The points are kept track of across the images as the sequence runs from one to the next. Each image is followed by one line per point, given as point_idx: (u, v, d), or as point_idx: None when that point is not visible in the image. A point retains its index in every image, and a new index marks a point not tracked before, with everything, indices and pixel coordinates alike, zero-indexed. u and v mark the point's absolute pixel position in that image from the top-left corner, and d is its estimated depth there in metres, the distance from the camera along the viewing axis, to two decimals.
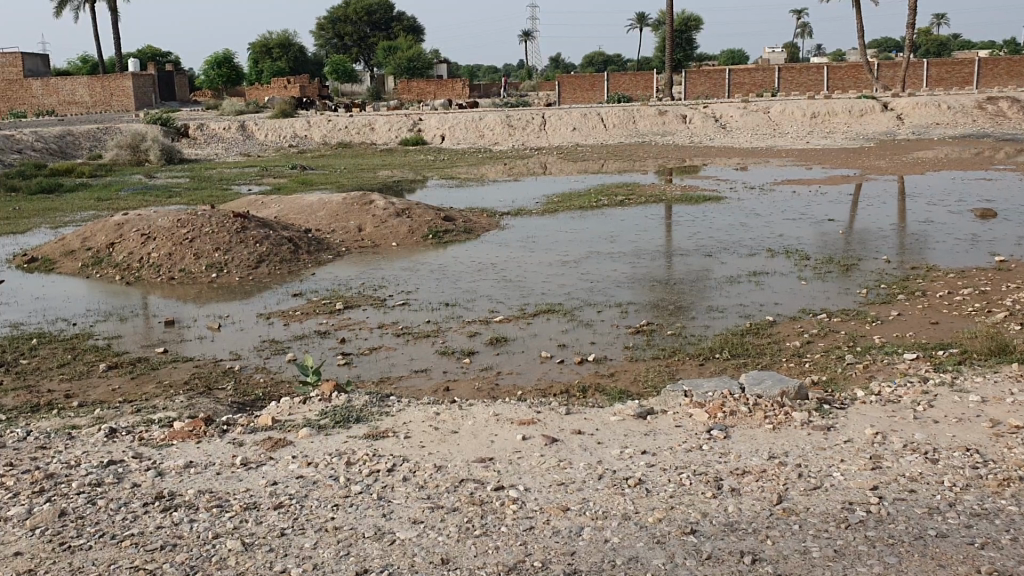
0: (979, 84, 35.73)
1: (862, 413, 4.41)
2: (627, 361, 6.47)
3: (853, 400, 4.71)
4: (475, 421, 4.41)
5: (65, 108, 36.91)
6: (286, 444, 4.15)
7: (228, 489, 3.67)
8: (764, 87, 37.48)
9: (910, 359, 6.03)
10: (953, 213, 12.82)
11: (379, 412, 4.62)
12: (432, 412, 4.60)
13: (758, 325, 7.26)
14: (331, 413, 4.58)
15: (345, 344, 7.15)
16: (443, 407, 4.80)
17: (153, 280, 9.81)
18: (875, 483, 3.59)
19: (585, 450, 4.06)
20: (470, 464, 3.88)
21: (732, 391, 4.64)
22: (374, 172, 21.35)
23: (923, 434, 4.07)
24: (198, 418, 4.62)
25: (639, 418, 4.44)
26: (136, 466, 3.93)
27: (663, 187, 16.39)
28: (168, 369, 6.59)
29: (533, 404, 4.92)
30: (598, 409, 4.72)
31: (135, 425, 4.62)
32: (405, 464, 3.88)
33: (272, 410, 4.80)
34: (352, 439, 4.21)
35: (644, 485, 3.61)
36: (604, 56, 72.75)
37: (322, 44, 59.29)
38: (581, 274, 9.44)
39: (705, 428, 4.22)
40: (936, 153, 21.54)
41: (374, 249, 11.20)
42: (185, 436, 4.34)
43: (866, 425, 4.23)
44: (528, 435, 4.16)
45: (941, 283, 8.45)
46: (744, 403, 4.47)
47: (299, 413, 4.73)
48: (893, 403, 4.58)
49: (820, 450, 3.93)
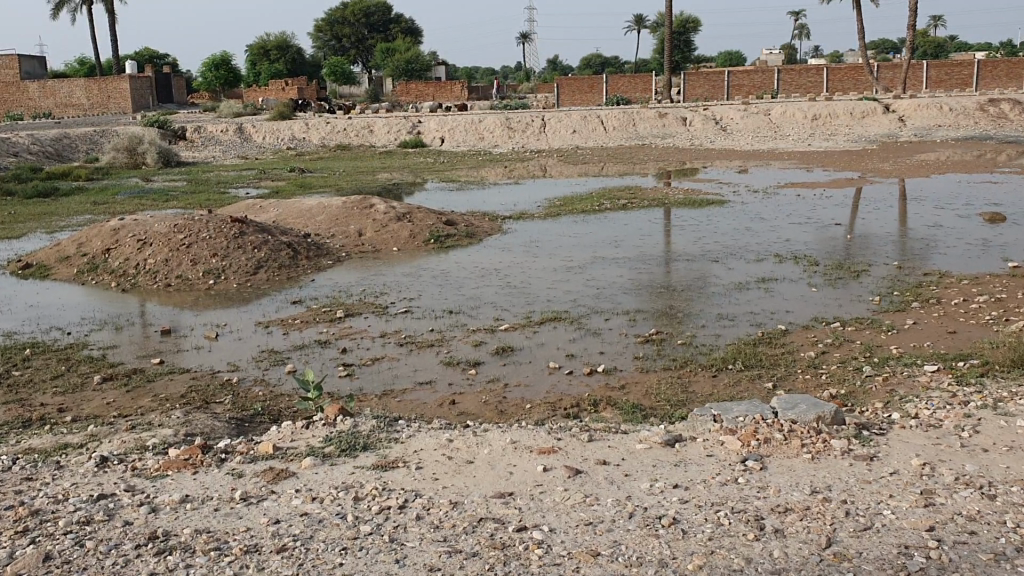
0: (979, 85, 35.64)
1: (905, 440, 4.22)
2: (638, 372, 6.28)
3: (891, 424, 4.52)
4: (491, 449, 4.22)
5: (63, 110, 36.71)
6: (289, 476, 3.96)
7: (227, 528, 3.47)
8: (762, 88, 37.25)
9: (931, 370, 5.85)
10: (961, 217, 12.65)
11: (387, 438, 4.42)
12: (443, 438, 4.41)
13: (771, 334, 7.07)
14: (336, 439, 4.38)
15: (347, 354, 6.96)
16: (455, 431, 4.61)
17: (150, 287, 9.62)
18: (931, 523, 3.39)
19: (611, 483, 3.86)
20: (489, 500, 3.69)
21: (763, 416, 4.48)
22: (374, 174, 21.18)
23: (974, 465, 3.87)
24: (195, 444, 4.42)
25: (667, 446, 4.25)
26: (127, 501, 3.73)
27: (665, 190, 16.23)
28: (165, 382, 6.40)
29: (550, 426, 4.73)
30: (621, 434, 4.52)
31: (128, 450, 4.42)
32: (418, 500, 3.69)
33: (273, 434, 4.60)
34: (360, 470, 4.02)
35: (678, 525, 3.42)
36: (602, 57, 72.61)
37: (320, 46, 59.14)
38: (586, 280, 9.25)
39: (739, 458, 4.03)
40: (938, 155, 21.41)
41: (375, 254, 11.01)
42: (180, 465, 4.14)
43: (912, 454, 4.04)
44: (549, 466, 3.97)
45: (956, 290, 8.27)
46: (778, 430, 4.28)
47: (302, 436, 4.53)
48: (935, 429, 4.38)
49: (865, 485, 3.74)
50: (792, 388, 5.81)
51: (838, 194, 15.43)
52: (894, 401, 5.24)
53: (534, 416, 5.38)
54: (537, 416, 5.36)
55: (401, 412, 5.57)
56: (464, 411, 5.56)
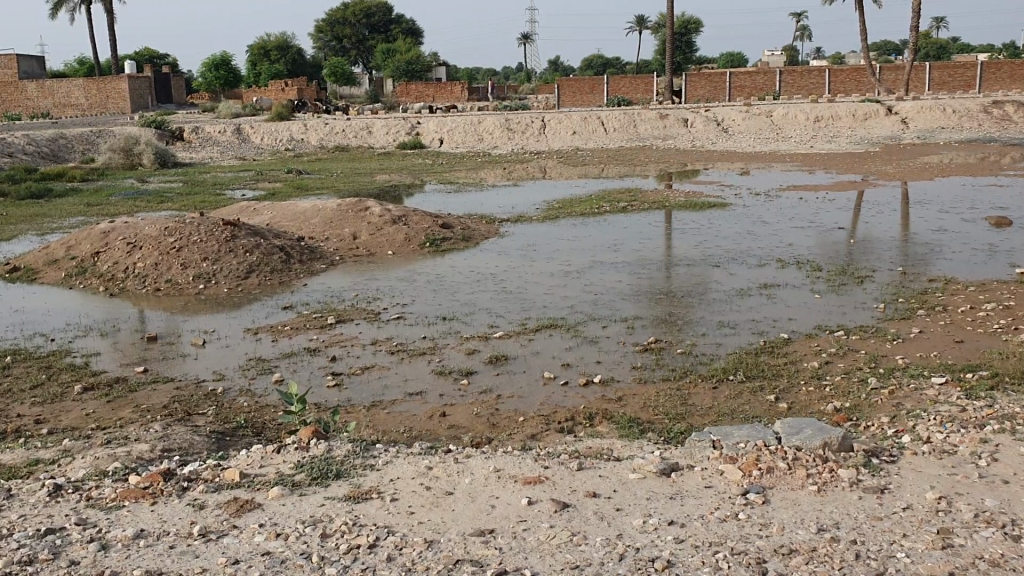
0: (982, 87, 35.44)
1: (917, 470, 4.02)
2: (636, 383, 6.07)
3: (901, 449, 4.31)
4: (473, 479, 4.02)
5: (61, 110, 36.54)
6: (253, 509, 3.76)
7: (180, 570, 3.27)
8: (764, 89, 36.97)
9: (939, 383, 5.64)
10: (966, 221, 12.46)
11: (362, 465, 4.21)
12: (424, 465, 4.20)
13: (773, 343, 6.87)
14: (307, 466, 4.17)
15: (336, 362, 6.76)
16: (439, 456, 4.40)
17: (139, 291, 9.42)
18: (949, 568, 3.19)
19: (602, 518, 3.66)
20: (469, 539, 3.49)
21: (767, 442, 4.27)
22: (372, 176, 20.99)
23: (993, 500, 3.68)
24: (158, 469, 4.21)
25: (662, 475, 4.05)
26: (77, 536, 3.52)
27: (666, 193, 16.02)
28: (146, 392, 6.20)
29: (540, 450, 4.52)
30: (616, 459, 4.32)
31: (87, 474, 4.21)
32: (393, 537, 3.48)
33: (243, 458, 4.40)
34: (330, 502, 3.81)
35: (673, 569, 3.22)
36: (603, 58, 72.41)
37: (321, 47, 59.03)
38: (584, 285, 9.06)
39: (740, 490, 3.82)
40: (943, 158, 21.19)
41: (369, 258, 10.81)
42: (139, 494, 3.93)
43: (924, 487, 3.84)
44: (535, 500, 3.77)
45: (963, 297, 8.08)
46: (781, 459, 4.09)
47: (273, 461, 4.32)
48: (949, 456, 4.18)
49: (876, 522, 3.53)
50: (796, 401, 5.61)
51: (841, 198, 15.22)
52: (902, 417, 5.04)
53: (528, 430, 5.16)
54: (531, 430, 5.14)
55: (391, 424, 5.38)
56: (456, 424, 5.36)
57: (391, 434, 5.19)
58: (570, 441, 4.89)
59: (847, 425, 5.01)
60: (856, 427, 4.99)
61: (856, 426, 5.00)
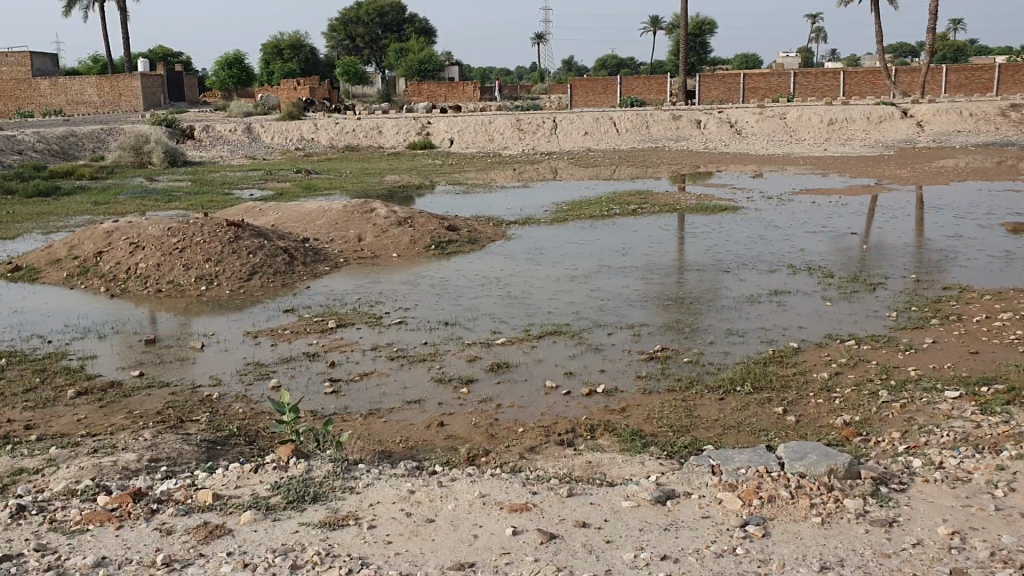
0: (999, 90, 35.07)
1: (930, 502, 3.84)
2: (640, 393, 5.92)
3: (913, 476, 4.13)
4: (459, 506, 3.87)
5: (74, 108, 36.60)
6: (223, 535, 3.61)
7: None
8: (779, 91, 36.66)
9: (952, 397, 5.45)
10: (983, 227, 12.25)
11: (342, 488, 4.06)
12: (407, 489, 4.05)
13: (782, 353, 6.71)
14: (285, 488, 4.01)
15: (334, 368, 6.63)
16: (428, 477, 4.25)
17: (140, 292, 9.32)
18: None
19: (593, 551, 3.51)
20: (449, 572, 3.34)
21: (769, 468, 4.15)
22: (380, 176, 20.89)
23: (1010, 537, 3.51)
24: (130, 488, 4.06)
25: (659, 503, 3.89)
26: (34, 564, 3.38)
27: (677, 195, 15.83)
28: (140, 398, 6.08)
29: (535, 473, 4.37)
30: (613, 485, 4.16)
31: (57, 490, 4.07)
32: (367, 569, 3.34)
33: (220, 474, 4.24)
34: (304, 529, 3.66)
35: None
36: (617, 58, 72.18)
37: (334, 46, 59.03)
38: (591, 290, 8.90)
39: (739, 522, 3.67)
40: (959, 162, 20.92)
41: (374, 260, 10.69)
42: (106, 516, 3.78)
43: (936, 520, 3.67)
44: (521, 530, 3.62)
45: (978, 306, 7.89)
46: (784, 488, 3.93)
47: (251, 480, 4.16)
48: (965, 485, 4.00)
49: (883, 560, 3.37)
50: (804, 414, 5.44)
51: (855, 202, 15.01)
52: (914, 432, 4.87)
53: (527, 441, 5.02)
54: (530, 442, 5.00)
55: (387, 434, 5.24)
56: (454, 435, 5.22)
57: (386, 444, 5.05)
58: (570, 454, 4.75)
59: (858, 444, 4.82)
60: (866, 443, 4.82)
61: (866, 442, 4.84)
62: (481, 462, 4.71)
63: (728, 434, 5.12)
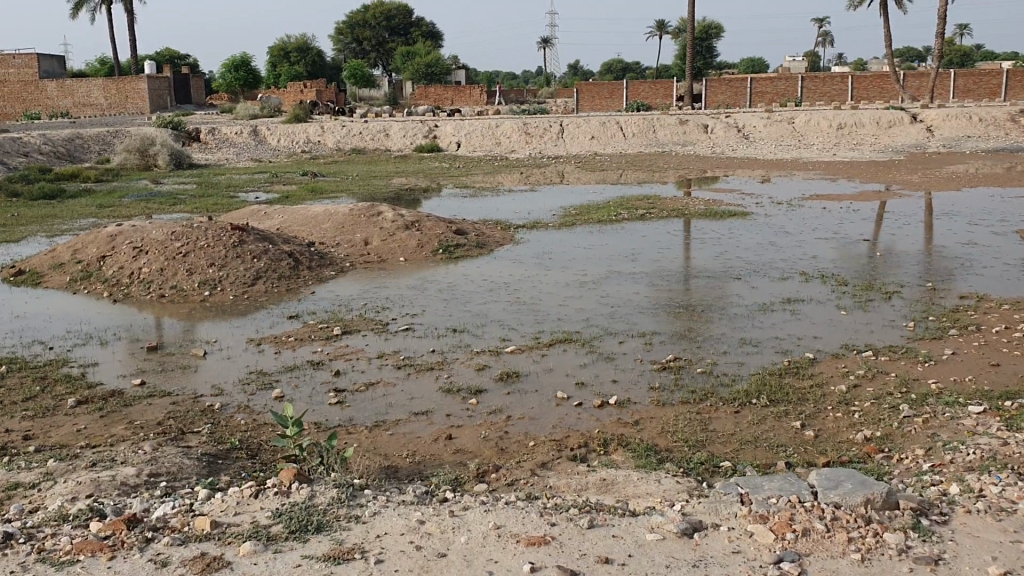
0: (1008, 95, 34.87)
1: (974, 535, 3.64)
2: (653, 406, 5.76)
3: (955, 506, 3.91)
4: (475, 538, 3.70)
5: (80, 110, 36.57)
6: (223, 568, 3.44)
7: None
8: (786, 95, 36.47)
9: (977, 413, 5.28)
10: (997, 234, 12.07)
11: (347, 517, 3.85)
12: (417, 518, 3.86)
13: (797, 364, 6.54)
14: (286, 517, 3.81)
15: (339, 377, 6.49)
16: (442, 502, 4.10)
17: (143, 297, 9.19)
18: None
19: None
20: None
21: (801, 497, 3.97)
22: (387, 179, 20.77)
23: None
24: (127, 511, 3.90)
25: (686, 535, 3.72)
26: None
27: (685, 200, 15.65)
28: (140, 408, 5.94)
29: (555, 496, 4.24)
30: (637, 512, 3.97)
31: (50, 512, 3.91)
32: None
33: (220, 497, 4.06)
34: (307, 562, 3.47)
35: None
36: (623, 62, 72.05)
37: (341, 48, 59.04)
38: (600, 297, 8.75)
39: (773, 558, 3.49)
40: (969, 168, 20.72)
41: (380, 265, 10.54)
42: (101, 544, 3.61)
43: (982, 556, 3.47)
44: (541, 565, 3.45)
45: (996, 316, 7.73)
46: (819, 521, 3.76)
47: (253, 505, 3.97)
48: (1009, 515, 3.77)
49: None
50: (823, 429, 5.27)
51: (866, 208, 14.83)
52: (939, 450, 4.71)
53: (538, 456, 4.87)
54: (541, 457, 4.84)
55: (393, 448, 5.10)
56: (462, 449, 5.07)
57: (393, 459, 4.92)
58: (583, 471, 4.59)
59: (892, 461, 4.66)
60: (889, 461, 4.67)
61: (890, 460, 4.68)
62: (491, 479, 4.56)
63: (745, 450, 4.96)
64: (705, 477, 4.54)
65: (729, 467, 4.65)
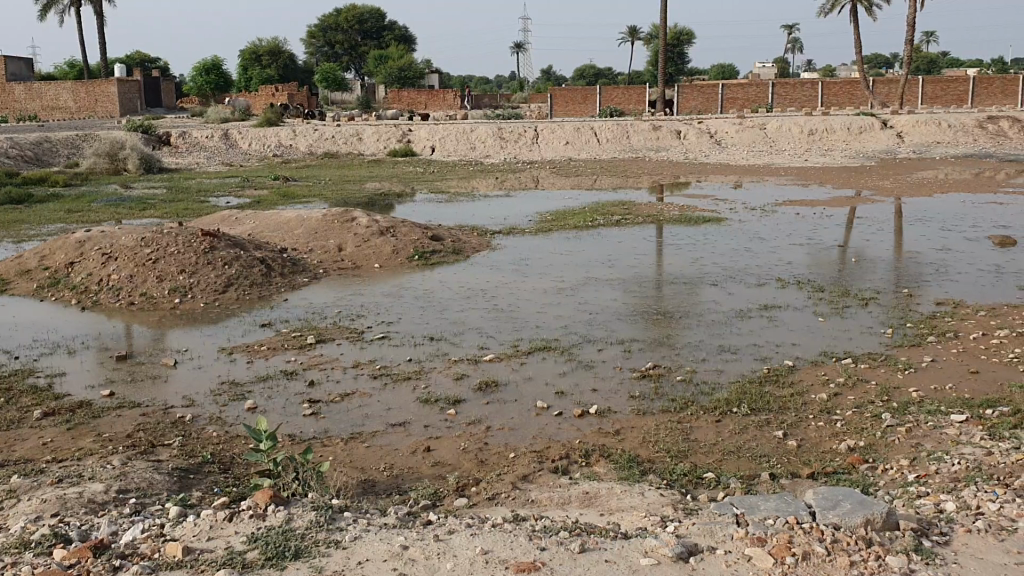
0: (975, 102, 35.29)
1: (980, 554, 3.46)
2: (634, 415, 5.68)
3: (956, 525, 3.73)
4: (455, 565, 3.46)
5: (48, 113, 36.07)
6: None
7: None
8: (757, 101, 36.70)
9: (959, 422, 5.25)
10: (969, 240, 12.14)
11: (325, 542, 3.64)
12: (399, 543, 3.64)
13: (777, 371, 6.49)
14: (261, 542, 3.62)
15: (314, 388, 6.35)
16: (422, 523, 3.91)
17: (112, 305, 8.99)
18: None
19: None
20: None
21: (799, 518, 3.75)
22: (360, 183, 20.60)
23: None
24: (92, 536, 3.70)
25: (680, 560, 3.47)
26: None
27: (659, 206, 15.65)
28: (109, 419, 5.77)
29: (537, 514, 4.09)
30: (625, 536, 3.73)
31: (12, 535, 3.73)
32: None
33: (192, 520, 3.87)
34: None
35: None
36: (596, 68, 72.28)
37: (313, 52, 58.73)
38: (578, 303, 8.68)
39: None
40: (939, 173, 20.90)
41: (354, 271, 10.41)
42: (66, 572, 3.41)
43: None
44: None
45: (973, 322, 7.74)
46: (820, 542, 3.54)
47: (227, 528, 3.78)
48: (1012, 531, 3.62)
49: None
50: (806, 438, 5.22)
51: (838, 214, 14.89)
52: (923, 461, 4.67)
53: (518, 468, 4.77)
54: (522, 470, 4.74)
55: (370, 461, 4.99)
56: (441, 462, 4.96)
57: (369, 473, 4.80)
58: (565, 484, 4.49)
59: (883, 478, 4.52)
60: (874, 472, 4.62)
61: (874, 471, 4.64)
62: (471, 493, 4.46)
63: (728, 460, 4.89)
64: (688, 489, 4.47)
65: (713, 478, 4.56)
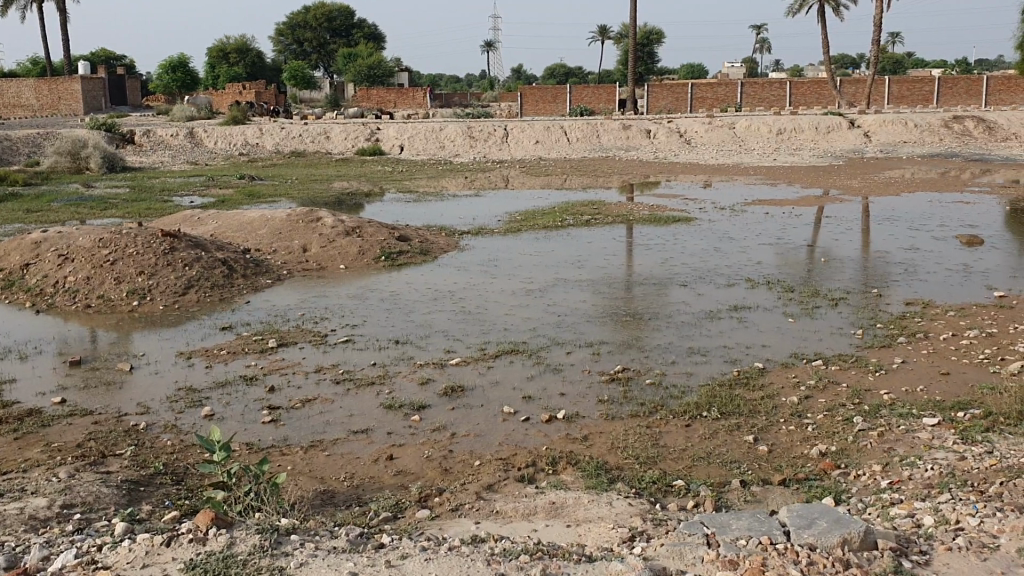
0: (940, 102, 35.61)
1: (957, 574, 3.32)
2: (603, 419, 5.55)
3: (934, 543, 3.58)
4: None
5: (10, 111, 35.42)
6: None
7: None
8: (726, 101, 36.81)
9: (932, 426, 5.17)
10: (937, 239, 12.16)
11: (271, 568, 3.44)
12: (350, 569, 3.44)
13: (747, 374, 6.40)
14: (205, 568, 3.42)
15: (274, 394, 6.17)
16: (376, 545, 3.71)
17: (68, 307, 8.72)
18: None
19: None
20: None
21: (772, 539, 3.58)
22: (328, 183, 20.35)
23: None
24: (23, 562, 3.48)
25: None
26: None
27: (629, 206, 15.57)
28: (59, 428, 5.55)
29: (500, 531, 3.92)
30: (591, 559, 3.56)
31: None
32: None
33: (130, 542, 3.65)
34: None
35: None
36: (566, 67, 72.26)
37: (281, 50, 58.19)
38: (546, 305, 8.56)
39: None
40: (906, 173, 21.02)
41: (319, 273, 10.21)
42: None
43: None
44: None
45: (943, 323, 7.70)
46: (793, 567, 3.37)
47: (167, 552, 3.57)
48: (989, 548, 3.48)
49: None
50: (777, 443, 5.12)
51: (807, 213, 14.88)
52: (897, 466, 4.58)
53: (483, 477, 4.62)
54: (487, 478, 4.59)
55: (330, 471, 4.82)
56: (403, 470, 4.80)
57: (328, 483, 4.63)
58: (531, 494, 4.35)
59: (857, 487, 4.39)
60: (847, 478, 4.53)
61: (847, 478, 4.54)
62: (433, 505, 4.30)
63: (698, 467, 4.76)
64: (657, 497, 4.34)
65: (683, 485, 4.44)
